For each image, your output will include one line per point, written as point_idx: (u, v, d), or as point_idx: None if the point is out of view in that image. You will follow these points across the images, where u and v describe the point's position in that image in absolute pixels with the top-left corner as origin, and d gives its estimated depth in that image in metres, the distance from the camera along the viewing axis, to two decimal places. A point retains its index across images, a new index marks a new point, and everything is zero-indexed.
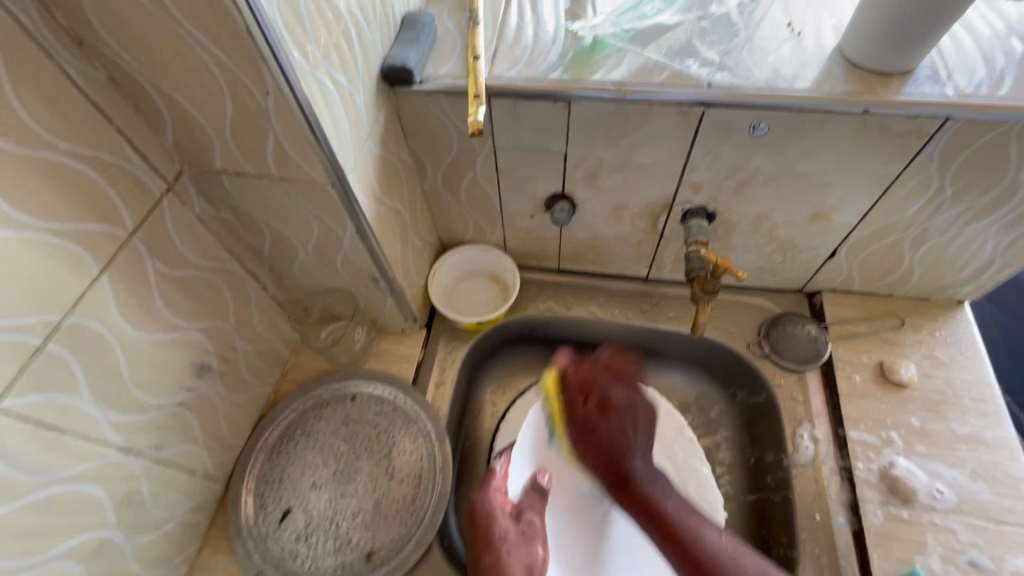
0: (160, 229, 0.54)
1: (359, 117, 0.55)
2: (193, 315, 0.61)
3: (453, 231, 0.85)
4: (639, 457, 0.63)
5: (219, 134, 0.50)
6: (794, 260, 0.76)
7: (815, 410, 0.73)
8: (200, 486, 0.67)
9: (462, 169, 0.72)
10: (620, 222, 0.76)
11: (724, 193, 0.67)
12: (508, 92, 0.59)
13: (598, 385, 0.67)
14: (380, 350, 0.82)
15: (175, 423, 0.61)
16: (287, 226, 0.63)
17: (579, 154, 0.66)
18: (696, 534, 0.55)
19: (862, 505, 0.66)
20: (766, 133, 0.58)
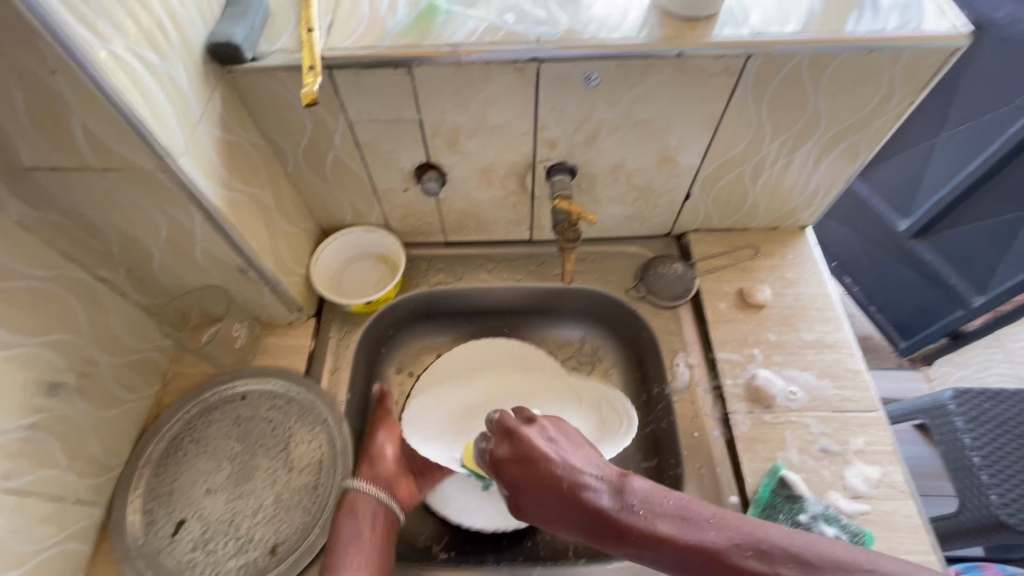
0: None
1: (186, 99, 0.53)
2: (31, 329, 0.56)
3: (332, 215, 0.84)
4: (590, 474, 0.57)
5: (16, 125, 0.46)
6: (656, 205, 0.82)
7: (688, 339, 0.80)
8: (73, 513, 0.62)
9: (322, 148, 0.70)
10: (491, 186, 0.78)
11: (578, 147, 0.71)
12: (346, 62, 0.59)
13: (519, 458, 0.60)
14: (268, 346, 0.80)
15: (26, 448, 0.56)
16: (130, 224, 0.59)
17: (433, 121, 0.67)
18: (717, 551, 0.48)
19: (732, 416, 0.73)
20: (600, 84, 0.62)
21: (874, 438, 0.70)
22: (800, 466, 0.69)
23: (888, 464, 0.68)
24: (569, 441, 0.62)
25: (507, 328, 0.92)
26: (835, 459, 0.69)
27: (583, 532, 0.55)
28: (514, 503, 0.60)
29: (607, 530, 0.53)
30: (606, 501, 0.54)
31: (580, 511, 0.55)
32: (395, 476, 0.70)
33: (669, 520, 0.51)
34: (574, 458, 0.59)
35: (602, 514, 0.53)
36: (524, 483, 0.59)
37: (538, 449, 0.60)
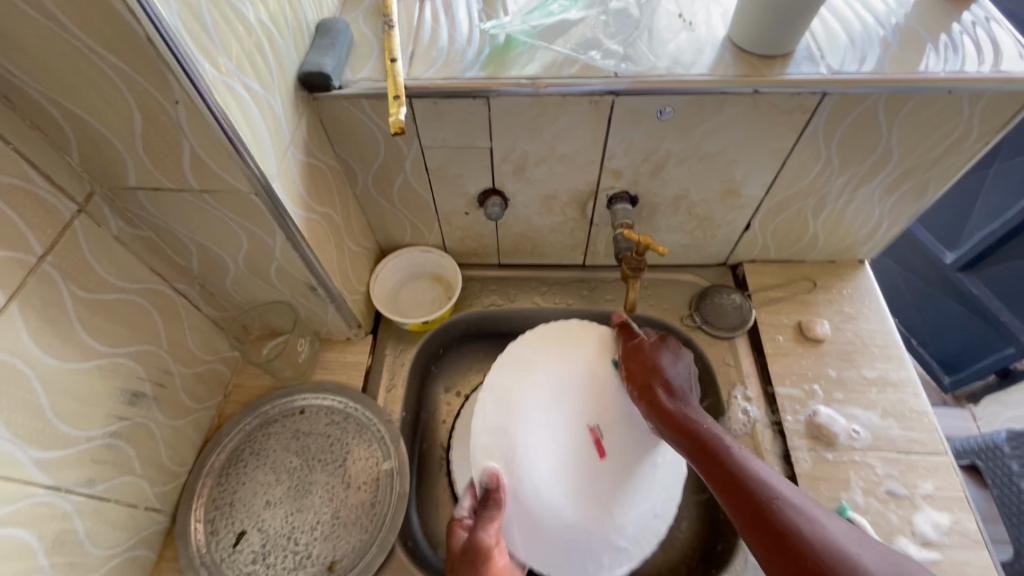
0: (74, 252, 0.52)
1: (279, 123, 0.55)
2: (119, 339, 0.58)
3: (392, 235, 0.85)
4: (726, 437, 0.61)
5: (129, 148, 0.49)
6: (714, 235, 0.82)
7: (745, 371, 0.79)
8: (143, 520, 0.64)
9: (392, 171, 0.73)
10: (552, 212, 0.79)
11: (643, 176, 0.72)
12: (428, 92, 0.61)
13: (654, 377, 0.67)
14: (326, 361, 0.81)
15: (109, 455, 0.58)
16: (215, 241, 0.62)
17: (504, 149, 0.68)
18: (797, 521, 0.49)
19: (793, 453, 0.71)
20: (672, 117, 0.63)
21: (943, 482, 0.68)
22: (865, 508, 0.67)
23: (959, 511, 0.66)
24: (677, 362, 0.70)
25: None
26: (902, 502, 0.67)
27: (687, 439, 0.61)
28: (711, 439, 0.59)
29: (703, 448, 0.59)
30: (694, 408, 0.65)
31: (749, 488, 0.53)
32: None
33: (760, 464, 0.57)
34: (700, 418, 0.63)
35: (705, 429, 0.61)
36: (653, 369, 0.68)
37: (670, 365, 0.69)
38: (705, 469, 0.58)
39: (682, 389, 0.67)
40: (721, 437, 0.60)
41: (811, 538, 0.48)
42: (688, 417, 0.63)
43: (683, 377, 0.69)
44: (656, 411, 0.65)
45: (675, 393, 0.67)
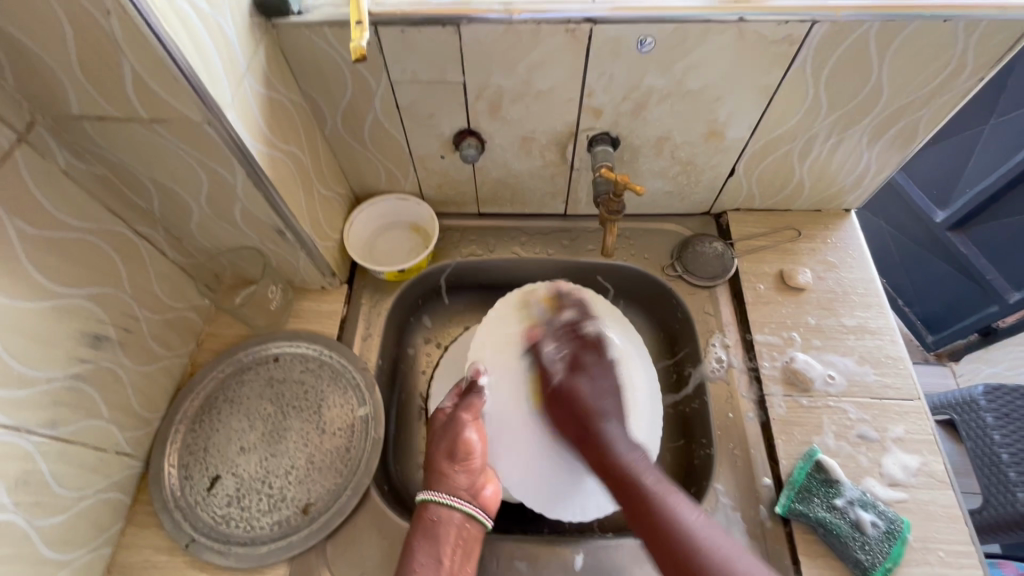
0: (17, 185, 0.50)
1: (232, 48, 0.52)
2: (76, 280, 0.57)
3: (367, 181, 0.83)
4: (613, 420, 0.65)
5: (67, 70, 0.46)
6: (698, 181, 0.80)
7: (724, 320, 0.79)
8: (114, 463, 0.63)
9: (362, 110, 0.69)
10: (530, 156, 0.76)
11: (623, 116, 0.69)
12: (394, 19, 0.57)
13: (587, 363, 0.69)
14: (300, 310, 0.80)
15: (72, 397, 0.57)
16: (174, 179, 0.59)
17: (477, 84, 0.65)
18: (653, 500, 0.56)
19: (768, 398, 0.72)
20: (654, 49, 0.60)
21: (914, 426, 0.69)
22: (836, 451, 0.68)
23: (928, 454, 0.67)
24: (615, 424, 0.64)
25: None
26: (872, 445, 0.68)
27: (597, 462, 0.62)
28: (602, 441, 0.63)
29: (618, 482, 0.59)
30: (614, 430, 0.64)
31: (619, 475, 0.60)
32: (478, 486, 0.66)
33: (651, 474, 0.59)
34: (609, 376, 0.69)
35: (608, 440, 0.62)
36: (589, 401, 0.66)
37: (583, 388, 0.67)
38: (622, 499, 0.58)
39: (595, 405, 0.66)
40: (607, 433, 0.63)
41: (685, 529, 0.53)
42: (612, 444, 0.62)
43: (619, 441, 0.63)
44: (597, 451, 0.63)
45: (591, 409, 0.65)
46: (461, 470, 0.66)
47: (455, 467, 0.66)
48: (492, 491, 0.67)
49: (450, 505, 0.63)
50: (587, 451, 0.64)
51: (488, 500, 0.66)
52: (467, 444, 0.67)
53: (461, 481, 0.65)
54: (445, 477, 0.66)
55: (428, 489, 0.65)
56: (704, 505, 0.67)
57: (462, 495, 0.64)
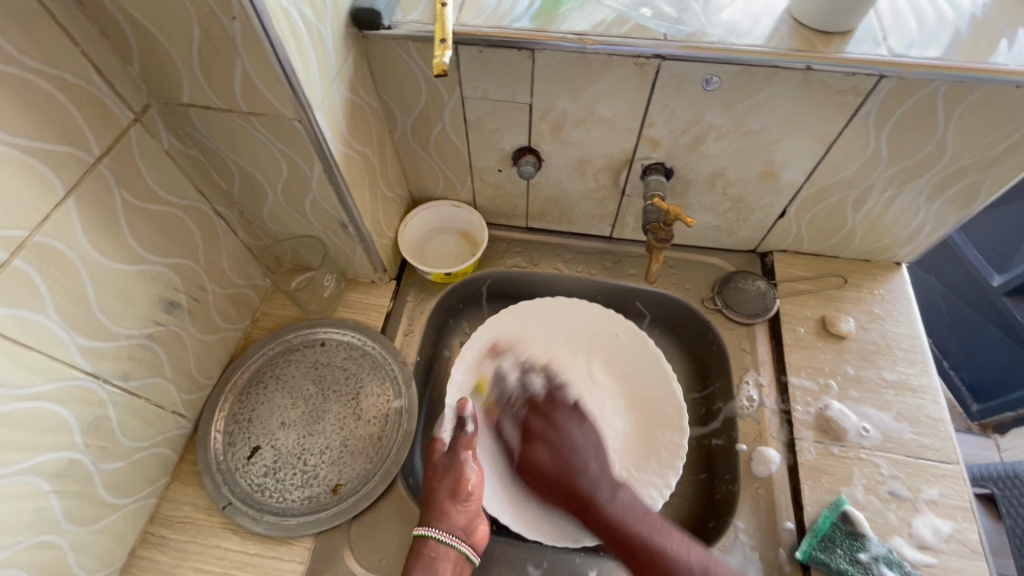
0: (128, 159, 0.56)
1: (327, 55, 0.56)
2: (162, 249, 0.62)
3: (425, 186, 0.87)
4: (619, 486, 0.69)
5: (186, 63, 0.51)
6: (746, 220, 0.81)
7: (760, 359, 0.79)
8: (168, 421, 0.68)
9: (431, 119, 0.74)
10: (584, 178, 0.78)
11: (681, 149, 0.71)
12: (474, 39, 0.61)
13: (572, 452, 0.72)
14: (349, 300, 0.85)
15: (143, 355, 0.62)
16: (257, 167, 0.64)
17: (543, 106, 0.68)
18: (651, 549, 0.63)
19: (798, 442, 0.71)
20: (719, 88, 0.62)
21: (949, 490, 0.67)
22: (864, 505, 0.66)
23: (962, 521, 0.65)
24: (573, 431, 0.75)
25: None
26: (903, 504, 0.66)
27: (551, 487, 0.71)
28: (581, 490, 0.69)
29: (563, 488, 0.70)
30: (610, 491, 0.68)
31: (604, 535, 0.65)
32: (473, 524, 0.66)
33: (640, 516, 0.66)
34: (604, 466, 0.72)
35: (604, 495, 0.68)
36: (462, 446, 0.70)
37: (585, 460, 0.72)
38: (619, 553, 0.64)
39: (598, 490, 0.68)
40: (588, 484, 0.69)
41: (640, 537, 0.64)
42: (575, 470, 0.70)
43: (588, 445, 0.73)
44: (540, 467, 0.72)
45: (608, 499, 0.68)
46: (460, 509, 0.66)
47: (450, 504, 0.66)
48: (483, 528, 0.67)
49: (449, 544, 0.63)
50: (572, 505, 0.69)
51: (477, 536, 0.66)
52: (459, 495, 0.66)
53: (457, 520, 0.65)
54: (449, 509, 0.65)
55: (426, 525, 0.65)
56: (721, 539, 0.68)
57: (456, 539, 0.64)
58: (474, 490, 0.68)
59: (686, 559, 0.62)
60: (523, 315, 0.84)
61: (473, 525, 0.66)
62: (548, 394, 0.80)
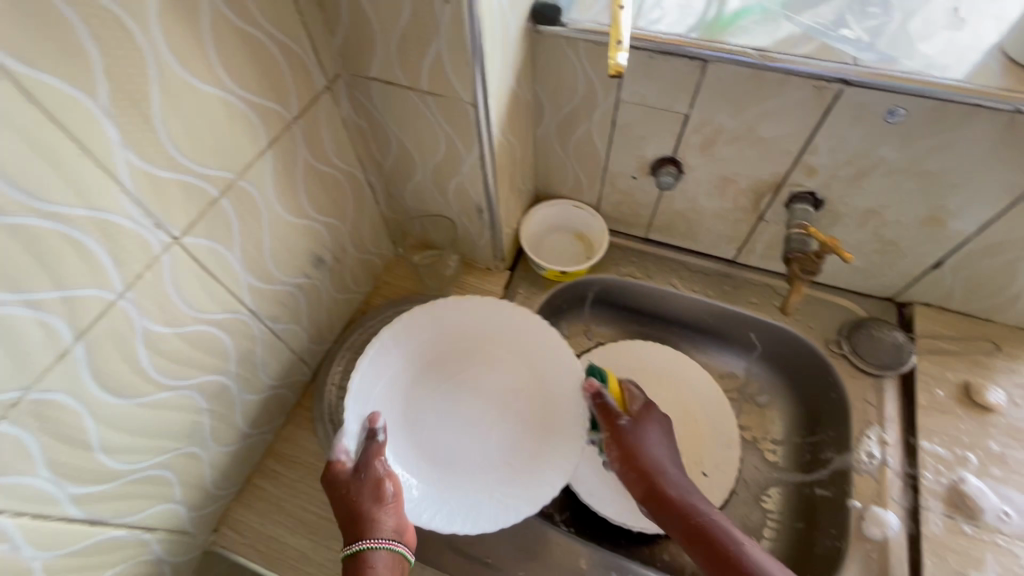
0: (314, 123, 0.61)
1: (509, 45, 0.59)
2: (322, 208, 0.67)
3: (552, 184, 0.89)
4: (670, 465, 0.65)
5: (386, 40, 0.55)
6: (893, 264, 0.76)
7: (887, 414, 0.73)
8: (296, 367, 0.74)
9: (579, 119, 0.75)
10: (722, 197, 0.77)
11: (839, 181, 0.67)
12: (648, 45, 0.62)
13: (637, 445, 0.65)
14: (464, 282, 0.88)
15: (290, 301, 0.68)
16: (416, 143, 0.68)
17: (700, 118, 0.67)
18: (712, 527, 0.59)
19: (923, 512, 0.65)
20: (902, 121, 0.58)
21: None
22: None
23: None
24: (646, 438, 0.66)
25: (674, 336, 0.93)
26: None
27: (637, 477, 0.64)
28: (642, 474, 0.64)
29: (643, 485, 0.64)
30: (672, 480, 0.63)
31: (671, 503, 0.62)
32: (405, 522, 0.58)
33: (682, 483, 0.64)
34: (655, 432, 0.67)
35: (647, 459, 0.64)
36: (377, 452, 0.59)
37: (647, 436, 0.66)
38: (694, 554, 0.58)
39: (660, 466, 0.64)
40: (643, 440, 0.65)
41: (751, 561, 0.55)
42: (655, 469, 0.64)
43: (665, 453, 0.66)
44: (625, 459, 0.65)
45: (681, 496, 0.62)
46: (390, 516, 0.57)
47: (370, 515, 0.56)
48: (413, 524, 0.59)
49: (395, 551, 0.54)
50: (634, 486, 0.64)
51: (409, 534, 0.57)
52: (382, 496, 0.57)
53: (387, 521, 0.56)
54: (382, 513, 0.56)
55: (353, 544, 0.54)
56: None
57: (388, 539, 0.55)
58: (398, 493, 0.58)
59: (745, 550, 0.56)
60: (461, 322, 0.76)
61: (353, 515, 0.56)
62: (630, 394, 0.70)
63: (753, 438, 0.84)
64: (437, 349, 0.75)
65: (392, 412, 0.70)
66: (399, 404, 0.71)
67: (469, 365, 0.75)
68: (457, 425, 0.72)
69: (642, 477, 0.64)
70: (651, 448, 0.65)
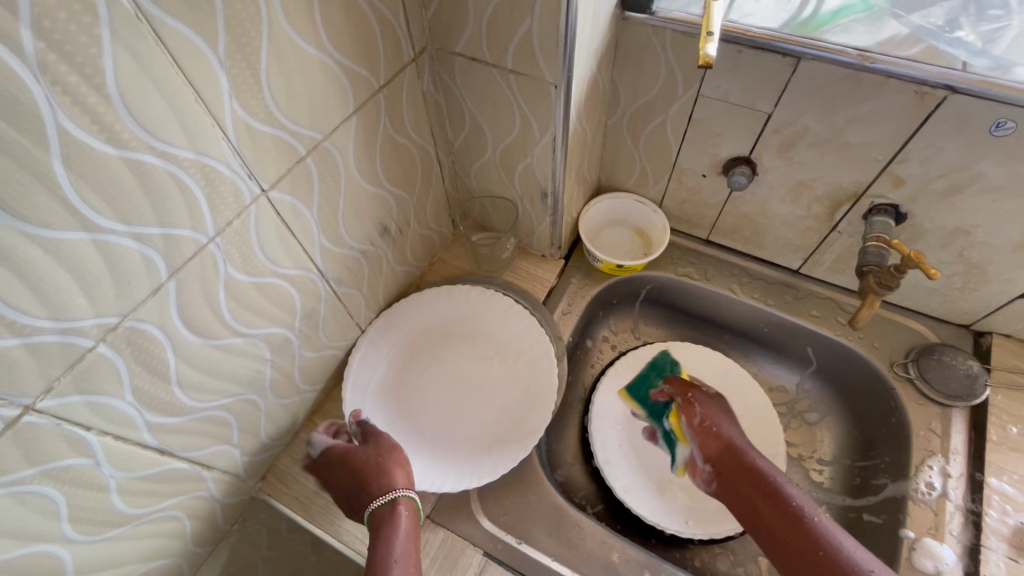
0: (397, 93, 0.62)
1: (597, 28, 0.58)
2: (394, 179, 0.69)
3: (616, 177, 0.88)
4: (752, 450, 0.71)
5: (477, 15, 0.56)
6: (976, 289, 0.71)
7: (953, 446, 0.69)
8: (352, 331, 0.76)
9: (654, 111, 0.74)
10: (795, 203, 0.74)
11: (928, 195, 0.64)
12: (738, 39, 0.60)
13: (719, 422, 0.75)
14: (518, 267, 0.88)
15: (354, 266, 0.70)
16: (490, 122, 0.69)
17: (783, 118, 0.65)
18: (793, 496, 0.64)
19: (985, 551, 0.61)
20: (1010, 135, 0.54)
21: None
22: None
23: None
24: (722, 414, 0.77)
25: (723, 343, 0.91)
26: None
27: (715, 449, 0.73)
28: (724, 442, 0.72)
29: (726, 454, 0.71)
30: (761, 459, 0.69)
31: (754, 475, 0.67)
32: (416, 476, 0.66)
33: (769, 465, 0.69)
34: (733, 421, 0.76)
35: (731, 434, 0.73)
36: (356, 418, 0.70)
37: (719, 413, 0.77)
38: (773, 516, 0.63)
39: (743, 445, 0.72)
40: (719, 421, 0.75)
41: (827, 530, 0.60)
42: (736, 442, 0.72)
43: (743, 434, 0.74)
44: (703, 432, 0.75)
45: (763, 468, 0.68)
46: (400, 468, 0.65)
47: (385, 470, 0.65)
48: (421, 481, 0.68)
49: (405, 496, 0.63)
50: (721, 459, 0.71)
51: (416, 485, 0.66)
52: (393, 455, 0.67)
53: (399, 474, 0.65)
54: (392, 470, 0.65)
55: (375, 498, 0.63)
56: None
57: (406, 488, 0.64)
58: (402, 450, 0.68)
59: (822, 521, 0.61)
60: (434, 305, 0.81)
61: (371, 479, 0.64)
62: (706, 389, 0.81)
63: (798, 455, 0.82)
64: (421, 341, 0.79)
65: (382, 393, 0.75)
66: (381, 380, 0.76)
67: (448, 347, 0.79)
68: (460, 419, 0.73)
69: (722, 446, 0.72)
70: (729, 427, 0.74)
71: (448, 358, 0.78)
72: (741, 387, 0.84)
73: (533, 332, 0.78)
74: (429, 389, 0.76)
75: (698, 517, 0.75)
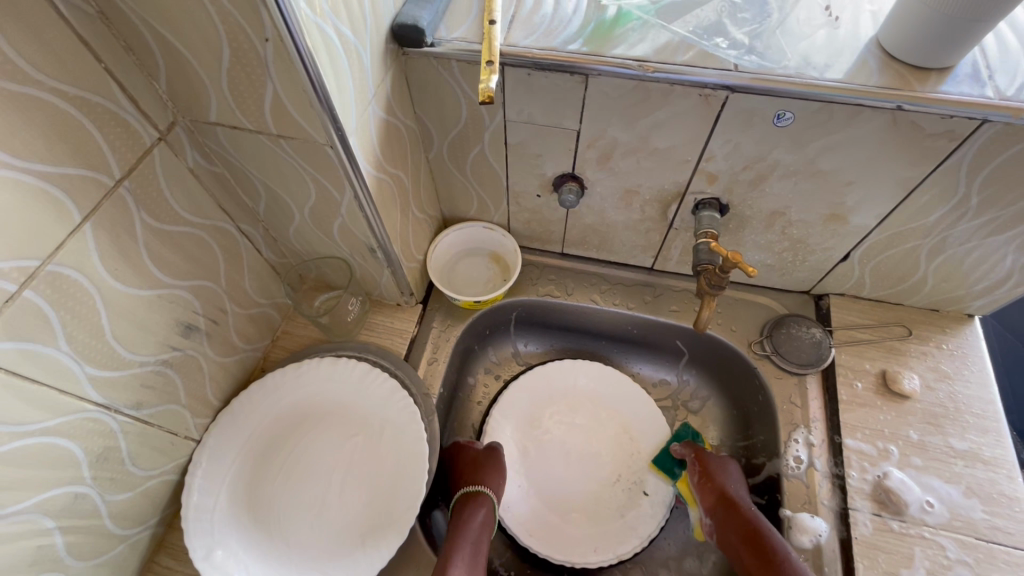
0: (149, 180, 0.52)
1: (365, 74, 0.52)
2: (182, 272, 0.59)
3: (458, 207, 0.83)
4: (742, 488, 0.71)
5: (214, 83, 0.47)
6: (804, 260, 0.75)
7: (812, 415, 0.72)
8: (182, 447, 0.65)
9: (470, 141, 0.69)
10: (629, 209, 0.73)
11: (740, 185, 0.65)
12: (523, 61, 0.56)
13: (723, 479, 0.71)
14: (374, 323, 0.81)
15: (158, 381, 0.59)
16: (284, 187, 0.61)
17: (592, 133, 0.63)
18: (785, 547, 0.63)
19: (853, 514, 0.65)
20: (791, 124, 0.55)
21: None
22: None
23: None
24: (733, 475, 0.72)
25: (602, 350, 0.90)
26: None
27: (714, 499, 0.70)
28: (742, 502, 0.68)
29: (728, 509, 0.68)
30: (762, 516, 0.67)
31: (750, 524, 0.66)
32: None
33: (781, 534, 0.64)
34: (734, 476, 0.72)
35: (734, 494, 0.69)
36: None
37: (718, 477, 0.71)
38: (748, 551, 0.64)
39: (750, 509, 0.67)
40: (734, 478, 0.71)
41: None
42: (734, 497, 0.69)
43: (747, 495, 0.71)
44: (706, 483, 0.71)
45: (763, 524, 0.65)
46: None
47: None
48: None
49: None
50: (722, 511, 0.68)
51: None
52: None
53: None
54: None
55: None
56: None
57: None
58: None
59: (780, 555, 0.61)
60: (278, 392, 0.72)
61: None
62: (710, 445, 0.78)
63: None
64: (276, 437, 0.70)
65: (235, 510, 0.65)
66: (231, 494, 0.66)
67: (313, 433, 0.71)
68: (336, 511, 0.67)
69: (724, 505, 0.68)
70: (732, 484, 0.70)
71: (310, 446, 0.70)
72: (621, 396, 0.84)
73: (395, 395, 0.72)
74: (296, 488, 0.68)
75: (602, 543, 0.74)
